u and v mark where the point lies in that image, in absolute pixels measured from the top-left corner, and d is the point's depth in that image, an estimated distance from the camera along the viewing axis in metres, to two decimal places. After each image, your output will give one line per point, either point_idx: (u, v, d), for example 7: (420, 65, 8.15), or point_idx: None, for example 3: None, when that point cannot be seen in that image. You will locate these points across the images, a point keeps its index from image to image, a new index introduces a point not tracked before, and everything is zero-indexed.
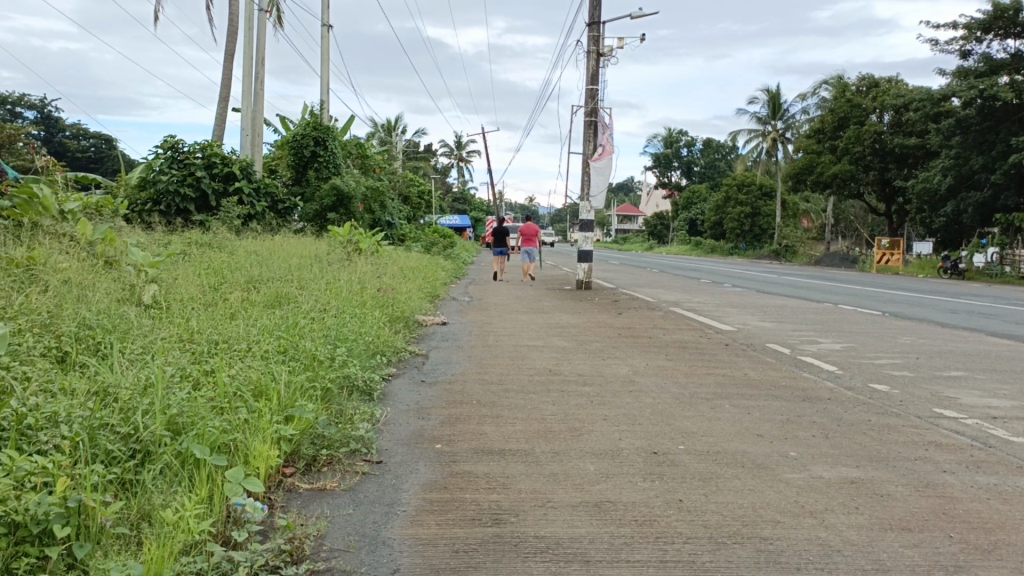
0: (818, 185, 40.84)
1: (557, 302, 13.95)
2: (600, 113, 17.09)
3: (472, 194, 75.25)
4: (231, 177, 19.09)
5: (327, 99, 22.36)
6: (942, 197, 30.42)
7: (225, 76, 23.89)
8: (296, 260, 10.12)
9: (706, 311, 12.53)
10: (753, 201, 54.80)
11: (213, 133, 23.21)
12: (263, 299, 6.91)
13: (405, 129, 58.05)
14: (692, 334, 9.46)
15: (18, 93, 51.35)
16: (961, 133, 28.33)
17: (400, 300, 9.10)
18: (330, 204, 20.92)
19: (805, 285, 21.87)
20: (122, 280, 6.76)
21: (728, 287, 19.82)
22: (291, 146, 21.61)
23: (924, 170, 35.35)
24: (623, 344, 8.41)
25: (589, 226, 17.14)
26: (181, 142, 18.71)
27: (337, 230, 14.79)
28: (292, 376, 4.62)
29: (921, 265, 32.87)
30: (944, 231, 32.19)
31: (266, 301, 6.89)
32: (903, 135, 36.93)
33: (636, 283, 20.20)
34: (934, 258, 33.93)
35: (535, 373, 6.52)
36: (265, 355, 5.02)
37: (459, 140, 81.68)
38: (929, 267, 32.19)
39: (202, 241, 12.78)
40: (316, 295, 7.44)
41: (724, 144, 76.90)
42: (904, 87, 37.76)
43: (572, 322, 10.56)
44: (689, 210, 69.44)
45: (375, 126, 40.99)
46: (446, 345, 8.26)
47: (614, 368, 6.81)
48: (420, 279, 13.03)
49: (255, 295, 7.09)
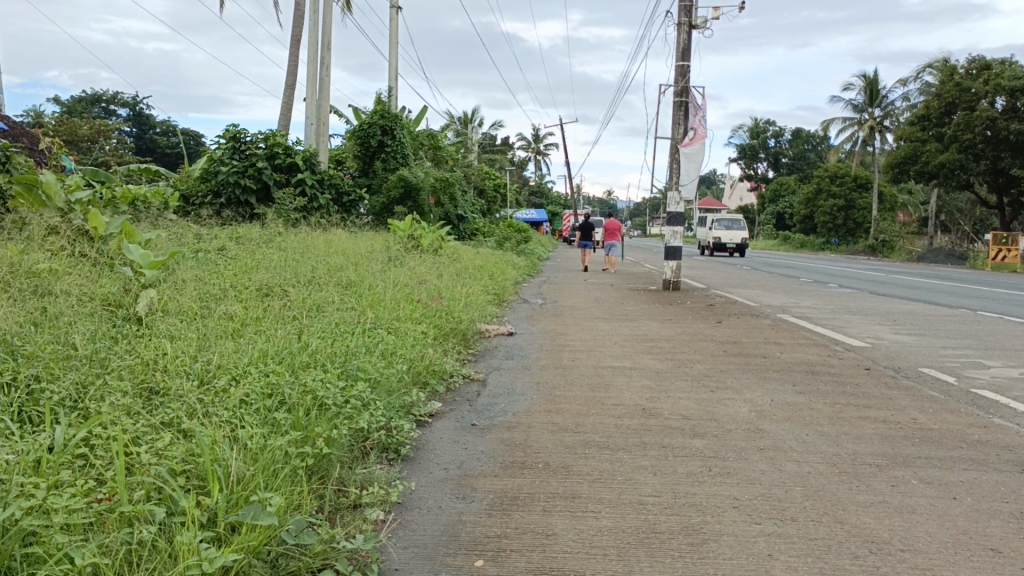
0: (922, 176, 37.61)
1: (641, 306, 12.17)
2: (691, 92, 15.25)
3: (549, 187, 73.53)
4: (294, 168, 18.05)
5: (395, 86, 21.12)
6: None
7: (291, 64, 22.97)
8: (339, 259, 8.79)
9: (820, 320, 10.57)
10: (847, 193, 51.22)
11: (280, 123, 22.33)
12: (275, 314, 5.54)
13: (482, 121, 56.92)
14: (816, 352, 7.62)
15: (113, 92, 52.76)
16: None
17: (456, 307, 7.64)
18: (397, 196, 19.60)
19: (922, 285, 19.40)
20: (106, 290, 5.52)
21: (832, 287, 17.65)
22: (357, 136, 20.44)
23: None
24: (732, 368, 6.66)
25: (677, 219, 15.27)
26: (244, 132, 17.75)
27: (397, 225, 13.42)
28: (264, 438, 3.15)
29: None
30: None
31: (280, 316, 5.52)
32: (1020, 119, 33.24)
33: (728, 283, 18.20)
34: None
35: (624, 414, 4.89)
36: (242, 398, 3.58)
37: (537, 132, 80.16)
38: None
39: (248, 236, 11.61)
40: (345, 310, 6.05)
41: (814, 134, 72.98)
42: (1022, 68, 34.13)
43: (664, 334, 8.84)
44: (776, 204, 65.96)
45: (450, 118, 39.82)
46: (509, 364, 6.69)
47: (730, 408, 5.12)
48: (485, 279, 11.54)
49: (268, 309, 5.73)
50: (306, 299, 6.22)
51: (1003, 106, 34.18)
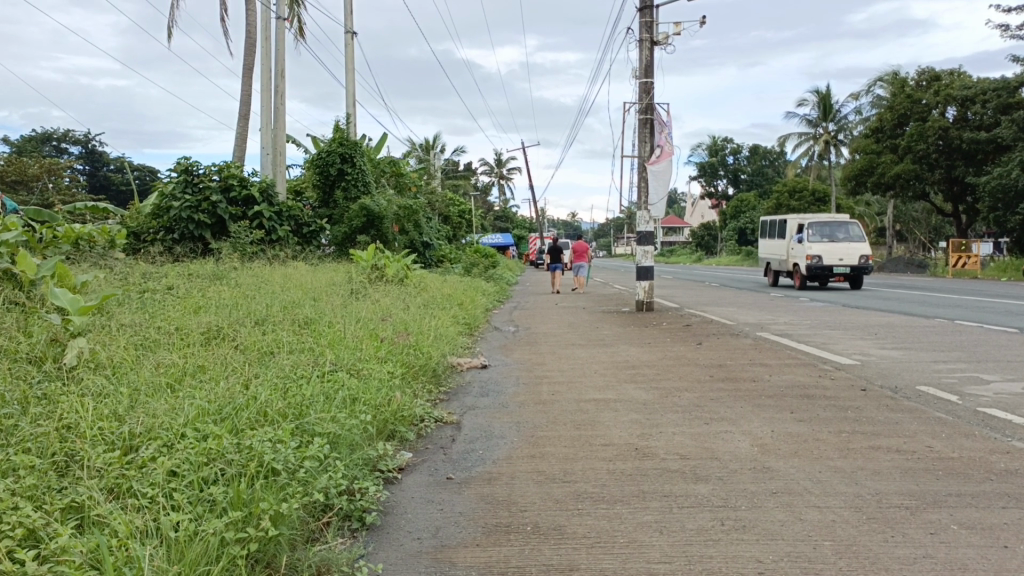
0: (879, 187, 38.00)
1: (616, 330, 11.74)
2: (655, 109, 15.02)
3: (513, 211, 73.29)
4: (250, 201, 17.43)
5: (353, 113, 20.64)
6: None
7: (244, 94, 22.39)
8: (298, 294, 8.28)
9: (802, 337, 10.22)
10: (806, 207, 51.73)
11: (235, 155, 21.70)
12: (221, 362, 5.06)
13: (443, 148, 56.62)
14: (807, 373, 7.23)
15: (65, 130, 51.52)
16: None
17: (425, 341, 7.17)
18: (359, 226, 18.97)
19: (894, 296, 19.28)
20: (33, 355, 5.09)
21: (805, 301, 17.43)
22: (316, 165, 19.88)
23: (997, 166, 32.33)
24: (723, 395, 6.23)
25: (647, 238, 14.91)
26: (196, 164, 17.10)
27: (360, 255, 12.88)
28: (191, 527, 2.70)
29: (1003, 268, 29.81)
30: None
31: (227, 365, 5.04)
32: (971, 128, 33.82)
33: (701, 301, 17.91)
34: (1016, 259, 30.84)
35: (616, 457, 4.43)
36: (173, 470, 3.12)
37: (499, 157, 80.19)
38: (1012, 270, 29.16)
39: (201, 274, 11.00)
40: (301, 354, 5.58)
41: (771, 150, 73.98)
42: (971, 78, 34.73)
43: (645, 359, 8.41)
44: (737, 220, 66.44)
45: (411, 145, 39.42)
46: (485, 401, 6.21)
47: (731, 444, 4.66)
48: (453, 308, 11.04)
49: (214, 357, 5.25)
50: (258, 345, 5.75)
51: (954, 116, 34.74)
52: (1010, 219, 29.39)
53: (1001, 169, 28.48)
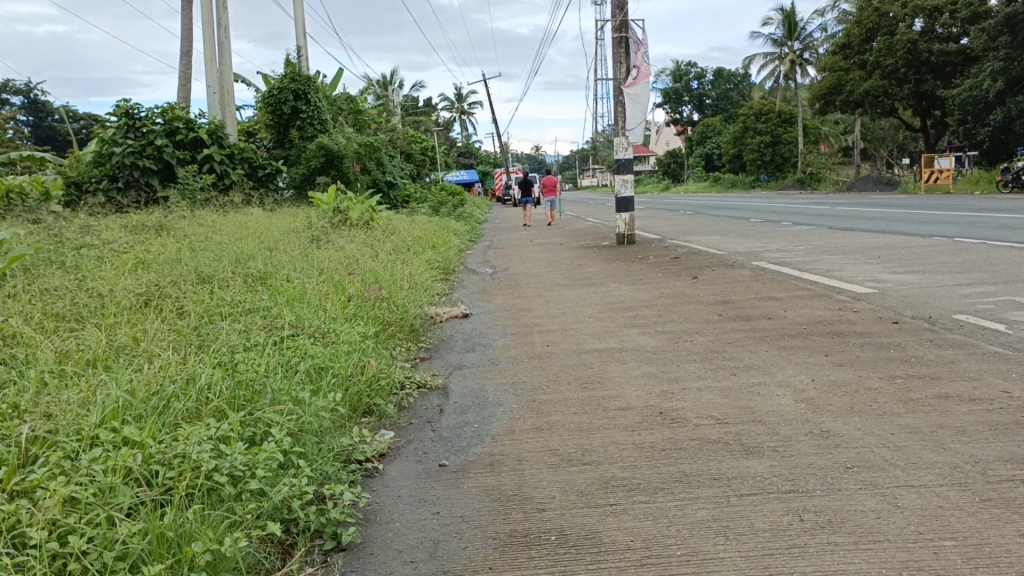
0: (848, 105, 37.25)
1: (601, 267, 10.98)
2: (630, 27, 14.01)
3: (476, 146, 71.76)
4: (199, 143, 16.23)
5: (304, 45, 19.25)
6: (993, 102, 27.04)
7: (185, 29, 20.82)
8: (252, 243, 7.38)
9: (802, 265, 9.53)
10: (772, 129, 50.86)
11: (179, 96, 20.26)
12: (155, 333, 4.18)
13: (402, 83, 54.72)
14: (824, 306, 6.55)
15: (5, 80, 48.89)
16: (1010, 33, 25.34)
17: (399, 292, 6.36)
18: (318, 166, 17.83)
19: (877, 216, 18.70)
20: None
21: (788, 226, 16.79)
22: (267, 103, 18.58)
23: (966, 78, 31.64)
24: (741, 337, 5.50)
25: (625, 167, 14.08)
26: (138, 107, 15.79)
27: (319, 197, 11.89)
28: None
29: (973, 181, 29.45)
30: (991, 142, 28.90)
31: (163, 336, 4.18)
32: (939, 40, 33.04)
33: (682, 231, 17.22)
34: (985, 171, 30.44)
35: (642, 426, 3.70)
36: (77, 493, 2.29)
37: (459, 92, 78.06)
38: (984, 183, 28.78)
39: (145, 225, 10.00)
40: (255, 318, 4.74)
41: (735, 73, 72.71)
42: None
43: (641, 299, 7.69)
44: (703, 145, 65.54)
45: (369, 82, 37.78)
46: (472, 359, 5.47)
47: (772, 402, 3.94)
48: (424, 251, 10.22)
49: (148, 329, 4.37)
50: (204, 310, 4.87)
51: (921, 28, 33.81)
52: (979, 132, 28.91)
53: (970, 80, 27.84)
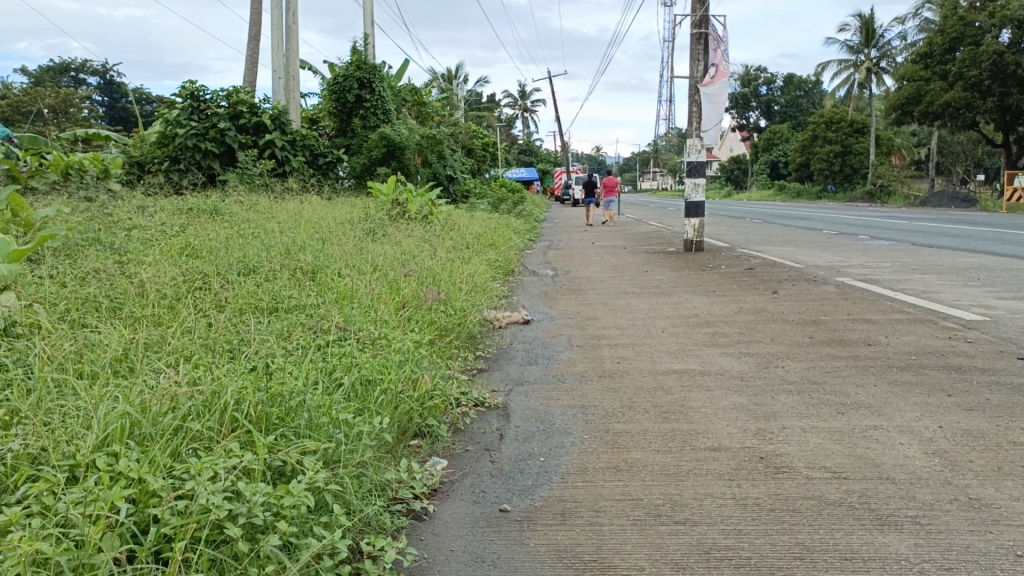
0: (926, 116, 35.42)
1: (669, 275, 10.33)
2: (711, 22, 13.31)
3: (536, 144, 71.23)
4: (262, 128, 16.07)
5: (371, 33, 18.97)
6: None
7: (254, 14, 20.77)
8: (303, 232, 6.99)
9: (893, 284, 8.75)
10: (843, 138, 49.07)
11: (245, 80, 20.21)
12: (188, 331, 3.77)
13: (466, 78, 54.56)
14: (930, 333, 5.83)
15: (84, 60, 50.15)
16: None
17: (458, 295, 5.87)
18: (379, 157, 17.49)
19: (963, 234, 17.54)
20: None
21: (867, 240, 15.80)
22: (332, 90, 18.36)
23: None
24: (841, 366, 4.84)
25: (697, 170, 13.39)
26: (204, 89, 15.70)
27: (378, 188, 11.52)
28: None
29: None
30: None
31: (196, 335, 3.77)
32: None
33: (752, 240, 16.40)
34: None
35: (741, 474, 3.10)
36: (50, 540, 1.84)
37: (523, 89, 77.73)
38: None
39: (199, 207, 9.74)
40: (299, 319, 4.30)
41: (807, 80, 70.57)
42: None
43: (720, 313, 7.06)
44: (769, 153, 63.75)
45: (434, 75, 37.57)
46: (534, 374, 4.94)
47: (895, 453, 3.31)
48: (483, 249, 9.74)
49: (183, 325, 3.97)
50: (246, 307, 4.47)
51: (1009, 40, 32.07)
52: None
53: None
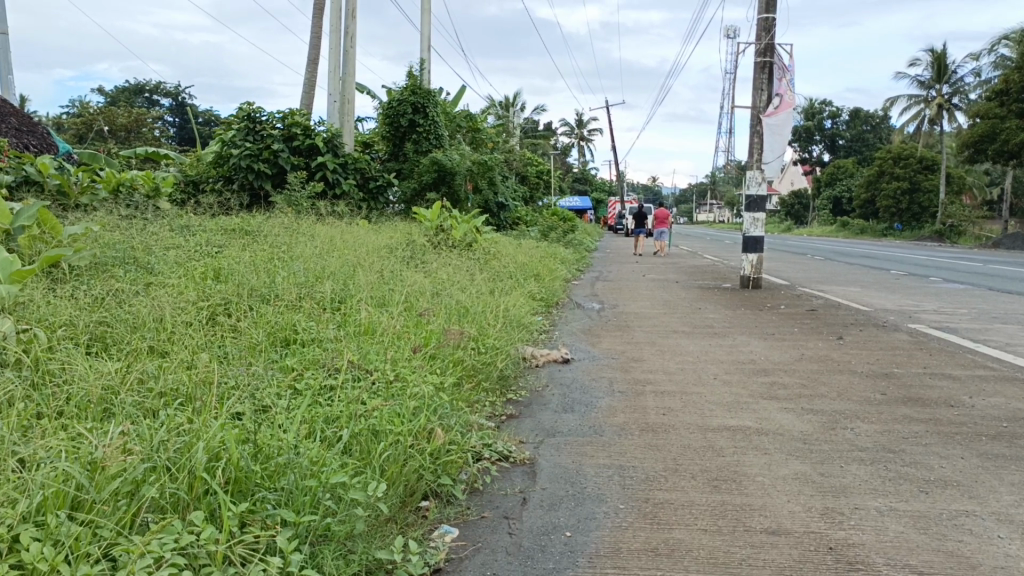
0: (1002, 155, 33.84)
1: (723, 313, 9.75)
2: (776, 51, 12.77)
3: (592, 173, 70.79)
4: (315, 151, 16.05)
5: (428, 58, 18.91)
6: None
7: (314, 38, 20.96)
8: (335, 259, 6.71)
9: (972, 333, 8.03)
10: (911, 175, 47.44)
11: (302, 102, 20.35)
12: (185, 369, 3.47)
13: (524, 107, 54.59)
14: (1020, 394, 5.19)
15: (157, 82, 51.69)
16: None
17: (489, 332, 5.50)
18: (430, 182, 17.33)
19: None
20: None
21: (937, 283, 14.91)
22: (386, 114, 18.28)
23: None
24: (920, 432, 4.27)
25: (757, 204, 12.81)
26: (260, 110, 15.76)
27: (423, 213, 11.21)
28: None
29: None
30: None
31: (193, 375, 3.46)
32: None
33: (813, 279, 15.65)
34: None
35: (806, 570, 2.59)
36: None
37: (582, 118, 77.65)
38: None
39: (240, 229, 9.58)
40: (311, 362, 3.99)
41: (873, 115, 68.81)
42: None
43: (779, 359, 6.51)
44: (832, 188, 62.10)
45: (493, 102, 37.57)
46: (569, 423, 4.50)
47: (995, 551, 2.75)
48: (527, 279, 9.33)
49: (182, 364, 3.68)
50: (257, 346, 4.17)
51: None
52: None
53: None
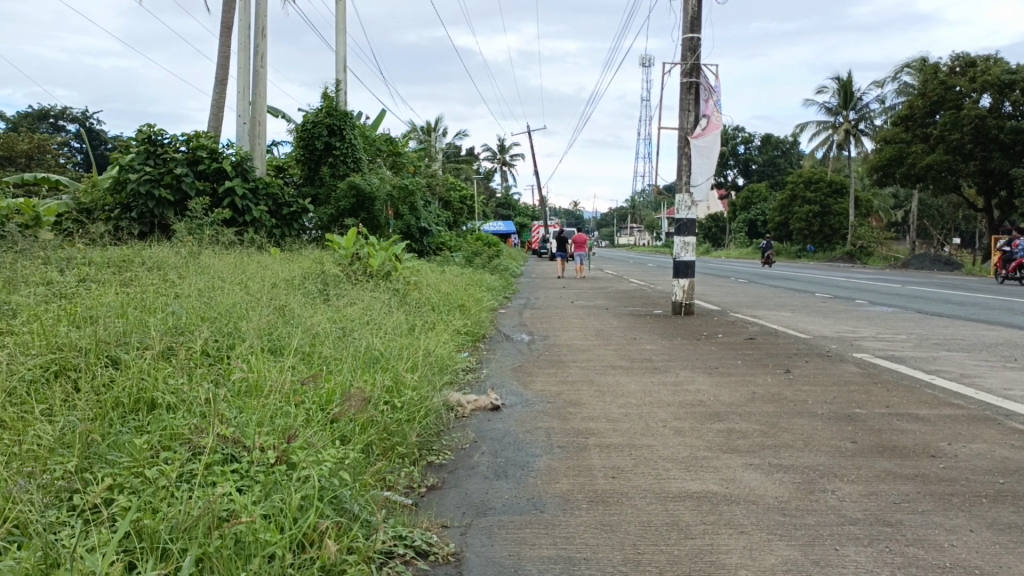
0: (907, 179, 34.82)
1: (660, 344, 9.15)
2: (703, 72, 12.42)
3: (515, 198, 70.39)
4: (222, 174, 14.91)
5: (343, 78, 18.03)
6: None
7: (222, 55, 19.79)
8: (229, 297, 5.79)
9: (919, 363, 7.65)
10: (822, 199, 48.79)
11: (209, 124, 19.11)
12: None
13: (446, 132, 53.89)
14: (998, 437, 4.71)
15: (58, 105, 48.74)
16: None
17: (404, 381, 4.69)
18: (348, 207, 16.38)
19: (960, 300, 16.62)
20: None
21: (865, 306, 14.78)
22: (300, 136, 17.25)
23: None
24: (914, 495, 3.68)
25: (688, 228, 12.39)
26: (161, 132, 14.53)
27: (337, 240, 10.23)
28: None
29: None
30: None
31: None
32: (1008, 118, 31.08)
33: (743, 304, 15.34)
34: None
35: None
36: None
37: (504, 143, 77.40)
38: None
39: (121, 262, 8.45)
40: (170, 443, 3.18)
41: (784, 141, 70.96)
42: (1009, 64, 31.71)
43: (731, 400, 5.89)
44: (748, 212, 63.41)
45: (413, 126, 36.72)
46: (502, 497, 3.70)
47: None
48: (449, 313, 8.52)
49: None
50: (102, 425, 3.36)
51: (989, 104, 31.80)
52: None
53: None
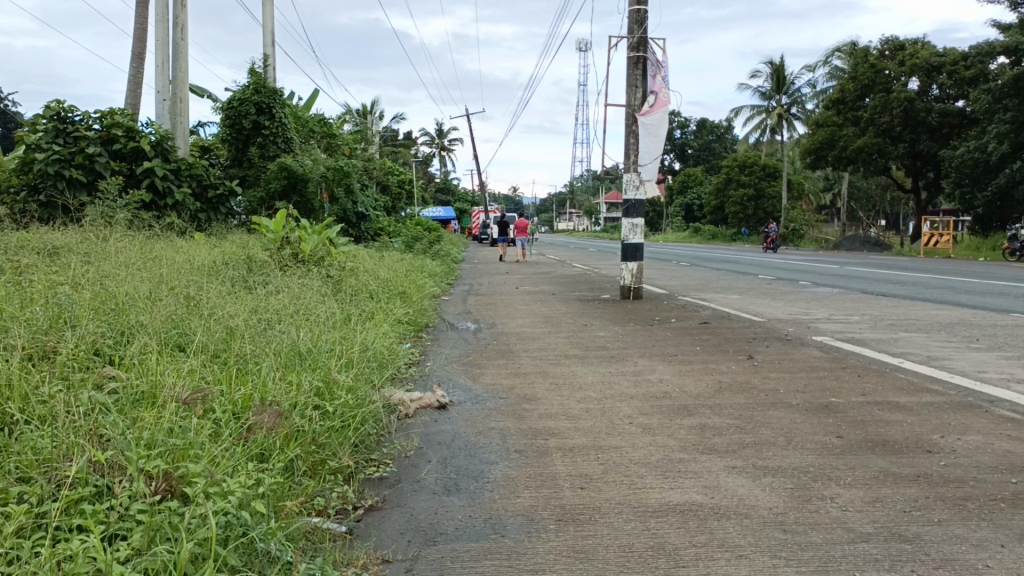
0: (840, 162, 35.28)
1: (614, 330, 8.64)
2: (650, 46, 11.92)
3: (455, 183, 69.51)
4: (140, 155, 13.86)
5: (271, 53, 17.01)
6: (993, 167, 26.12)
7: (139, 29, 18.50)
8: (133, 284, 5.05)
9: (884, 346, 7.30)
10: (756, 182, 49.36)
11: (126, 102, 17.87)
12: None
13: (382, 115, 52.64)
14: (992, 427, 4.31)
15: None
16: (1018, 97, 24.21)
17: (337, 381, 4.06)
18: (278, 189, 15.46)
19: (900, 279, 16.62)
20: None
21: (811, 287, 14.58)
22: (225, 115, 16.21)
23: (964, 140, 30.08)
24: (924, 501, 3.22)
25: (637, 209, 11.94)
26: (71, 107, 13.39)
27: (264, 223, 9.44)
28: None
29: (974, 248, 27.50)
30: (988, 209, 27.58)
31: None
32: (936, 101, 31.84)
33: (689, 287, 15.00)
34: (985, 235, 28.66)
35: None
36: None
37: (442, 127, 76.27)
38: (985, 250, 26.96)
39: (13, 248, 7.51)
40: (27, 474, 2.60)
41: (719, 126, 71.64)
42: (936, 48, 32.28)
43: (698, 391, 5.39)
44: (685, 196, 63.84)
45: (347, 109, 35.50)
46: (455, 518, 3.11)
47: None
48: (388, 300, 7.84)
49: None
50: None
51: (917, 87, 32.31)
52: (975, 197, 27.56)
53: (971, 142, 26.55)
